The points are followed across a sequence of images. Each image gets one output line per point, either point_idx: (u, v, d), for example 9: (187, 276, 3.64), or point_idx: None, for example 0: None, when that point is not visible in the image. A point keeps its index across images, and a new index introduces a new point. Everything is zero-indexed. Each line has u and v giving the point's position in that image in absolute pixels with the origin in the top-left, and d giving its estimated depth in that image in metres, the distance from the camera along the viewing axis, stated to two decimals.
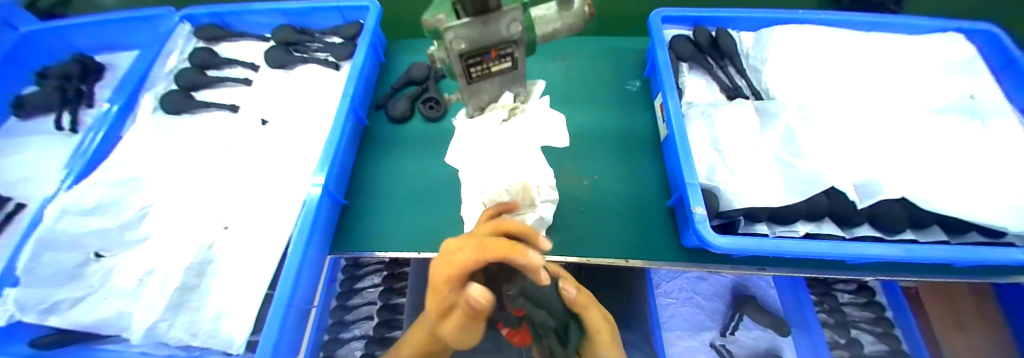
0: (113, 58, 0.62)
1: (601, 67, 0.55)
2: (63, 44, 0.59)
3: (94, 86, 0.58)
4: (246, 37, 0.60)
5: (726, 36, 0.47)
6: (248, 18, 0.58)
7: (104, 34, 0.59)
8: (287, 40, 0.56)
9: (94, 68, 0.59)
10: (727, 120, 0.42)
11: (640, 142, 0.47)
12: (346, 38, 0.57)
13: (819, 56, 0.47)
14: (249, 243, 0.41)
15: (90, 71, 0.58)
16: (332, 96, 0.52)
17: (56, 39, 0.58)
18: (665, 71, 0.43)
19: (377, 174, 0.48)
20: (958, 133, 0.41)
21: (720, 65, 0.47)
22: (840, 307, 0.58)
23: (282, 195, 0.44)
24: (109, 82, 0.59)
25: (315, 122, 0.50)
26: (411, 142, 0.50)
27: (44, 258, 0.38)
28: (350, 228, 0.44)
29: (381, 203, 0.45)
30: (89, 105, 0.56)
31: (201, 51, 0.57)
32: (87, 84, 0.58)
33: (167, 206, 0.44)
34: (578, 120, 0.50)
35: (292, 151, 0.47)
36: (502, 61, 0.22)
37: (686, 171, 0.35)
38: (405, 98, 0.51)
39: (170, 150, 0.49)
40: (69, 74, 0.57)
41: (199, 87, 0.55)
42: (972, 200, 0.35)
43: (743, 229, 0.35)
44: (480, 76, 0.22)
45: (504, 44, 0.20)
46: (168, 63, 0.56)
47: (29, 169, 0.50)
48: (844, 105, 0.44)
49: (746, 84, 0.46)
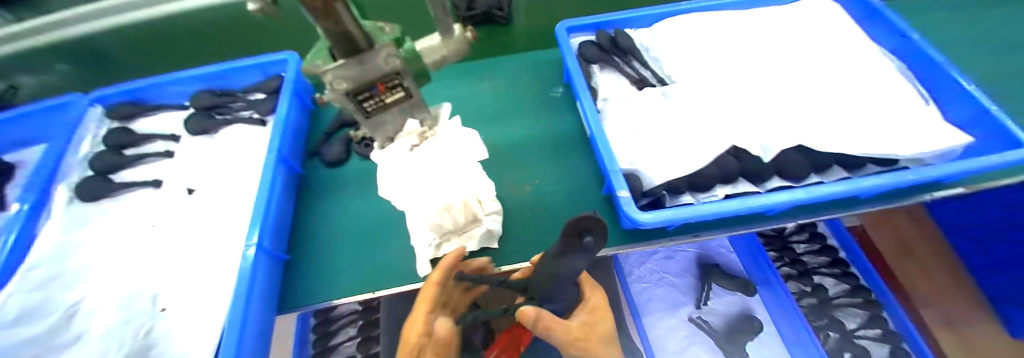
0: (18, 156, 0.57)
1: (527, 80, 0.59)
2: None
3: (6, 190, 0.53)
4: (164, 109, 0.56)
5: (624, 36, 0.52)
6: (162, 89, 0.54)
7: (0, 133, 0.53)
8: (207, 105, 0.53)
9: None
10: (639, 107, 0.46)
11: (572, 143, 0.50)
12: (269, 91, 0.54)
13: (708, 36, 0.53)
14: (186, 319, 0.37)
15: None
16: (258, 150, 0.49)
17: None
18: (574, 75, 0.47)
19: (322, 220, 0.47)
20: (826, 85, 0.48)
21: (626, 61, 0.52)
22: (798, 258, 0.73)
23: (214, 263, 0.41)
24: (21, 181, 0.54)
25: (246, 179, 0.47)
26: (355, 182, 0.50)
27: None
28: (305, 277, 0.42)
29: (331, 249, 0.44)
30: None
31: (111, 133, 0.52)
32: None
33: (88, 302, 0.40)
34: (516, 123, 0.53)
35: (226, 215, 0.44)
36: (393, 92, 0.23)
37: (608, 161, 0.39)
38: (340, 141, 0.52)
39: (88, 242, 0.45)
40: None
41: (115, 168, 0.50)
42: (837, 136, 0.41)
43: (671, 202, 0.38)
44: (377, 109, 0.23)
45: (388, 78, 0.22)
46: (81, 150, 0.52)
47: None
48: (733, 77, 0.50)
49: (651, 74, 0.51)
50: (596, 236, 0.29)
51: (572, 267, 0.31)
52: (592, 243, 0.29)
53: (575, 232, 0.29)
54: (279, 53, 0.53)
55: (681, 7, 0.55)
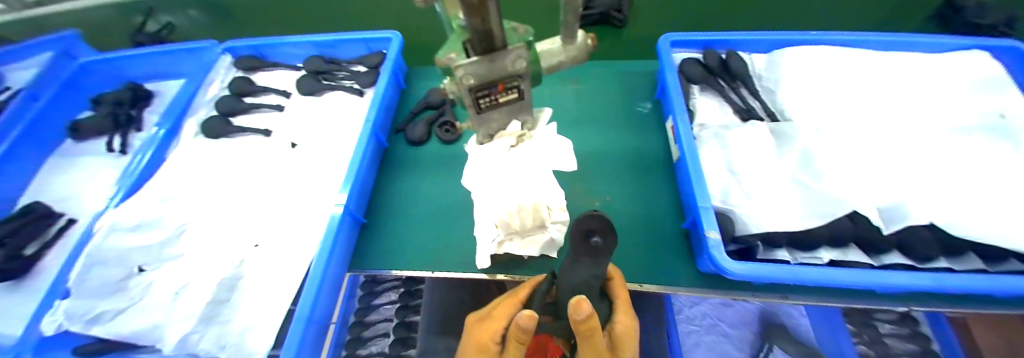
0: (156, 85, 0.68)
1: (613, 89, 0.56)
2: (119, 74, 0.66)
3: (144, 112, 0.64)
4: (281, 67, 0.62)
5: (737, 58, 0.47)
6: (283, 50, 0.61)
7: (148, 64, 0.65)
8: (317, 69, 0.58)
9: (142, 95, 0.64)
10: (740, 143, 0.42)
11: (653, 164, 0.47)
12: (371, 66, 0.58)
13: (839, 72, 0.46)
14: (277, 259, 0.42)
15: (140, 98, 0.64)
16: (354, 118, 0.53)
17: (107, 69, 0.65)
18: (674, 95, 0.43)
19: (397, 194, 0.50)
20: (992, 154, 0.39)
21: (732, 86, 0.47)
22: (881, 339, 0.58)
23: (304, 214, 0.45)
24: (156, 107, 0.65)
25: (340, 143, 0.51)
26: (430, 164, 0.52)
27: (93, 272, 0.41)
28: (375, 244, 0.45)
29: (400, 223, 0.46)
30: (137, 129, 0.61)
31: (238, 81, 0.59)
32: (137, 110, 0.63)
33: (202, 225, 0.47)
34: (595, 133, 0.51)
35: (319, 173, 0.49)
36: (508, 93, 0.23)
37: (698, 194, 0.35)
38: (423, 122, 0.54)
39: (210, 173, 0.52)
40: (121, 100, 0.63)
41: (236, 113, 0.57)
42: (998, 220, 0.34)
43: (762, 255, 0.34)
44: (488, 107, 0.23)
45: (509, 77, 0.21)
46: (210, 91, 0.59)
47: (90, 189, 0.55)
48: (862, 125, 0.43)
49: (760, 105, 0.46)
50: (607, 236, 0.22)
51: (586, 278, 0.26)
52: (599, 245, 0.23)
53: (580, 233, 0.22)
54: (384, 31, 0.57)
55: (813, 37, 0.48)
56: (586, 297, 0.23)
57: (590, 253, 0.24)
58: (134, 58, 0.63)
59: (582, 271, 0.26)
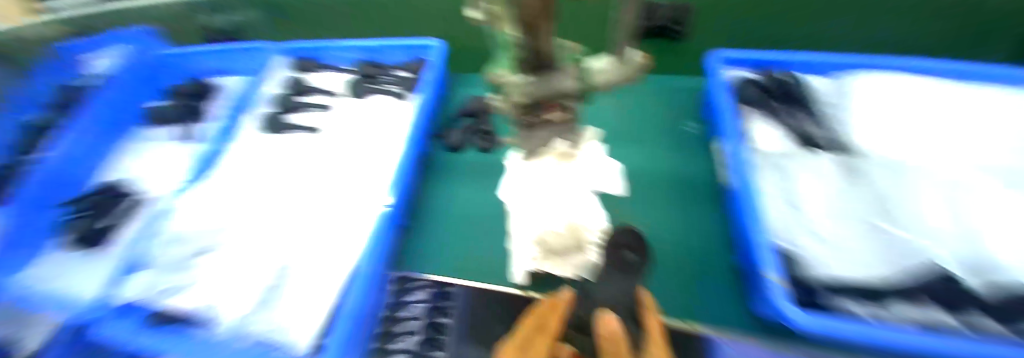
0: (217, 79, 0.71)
1: (661, 108, 0.54)
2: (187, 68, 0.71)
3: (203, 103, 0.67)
4: (329, 67, 0.64)
5: (797, 84, 0.44)
6: (334, 53, 0.64)
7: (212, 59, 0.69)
8: (364, 74, 0.61)
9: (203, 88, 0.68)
10: (804, 174, 0.38)
11: (702, 190, 0.44)
12: (414, 72, 0.59)
13: (926, 101, 0.41)
14: (314, 255, 0.43)
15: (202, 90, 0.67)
16: (396, 123, 0.55)
17: (180, 63, 0.71)
18: (726, 116, 0.41)
19: (431, 199, 0.50)
20: None
21: (792, 112, 0.44)
22: None
23: (344, 213, 0.47)
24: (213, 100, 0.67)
25: (383, 147, 0.53)
26: (465, 171, 0.52)
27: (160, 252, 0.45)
28: (409, 246, 0.46)
29: (432, 229, 0.47)
30: (197, 119, 0.65)
31: (291, 80, 0.63)
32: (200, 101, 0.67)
33: (249, 214, 0.50)
34: (640, 151, 0.49)
35: (360, 174, 0.50)
36: (557, 111, 0.21)
37: (755, 227, 0.32)
38: (462, 129, 0.55)
39: (259, 165, 0.55)
40: (188, 91, 0.67)
41: (287, 110, 0.61)
42: None
43: (834, 304, 0.28)
44: (535, 125, 0.22)
45: (560, 96, 0.20)
46: (266, 88, 0.63)
47: (149, 171, 0.59)
48: (958, 161, 0.37)
49: (824, 133, 0.42)
50: (640, 252, 0.34)
51: (618, 295, 0.31)
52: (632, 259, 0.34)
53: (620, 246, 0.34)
54: (427, 39, 0.59)
55: (885, 62, 0.44)
56: (615, 319, 0.27)
57: (623, 267, 0.33)
58: (207, 54, 0.69)
59: (614, 287, 0.32)
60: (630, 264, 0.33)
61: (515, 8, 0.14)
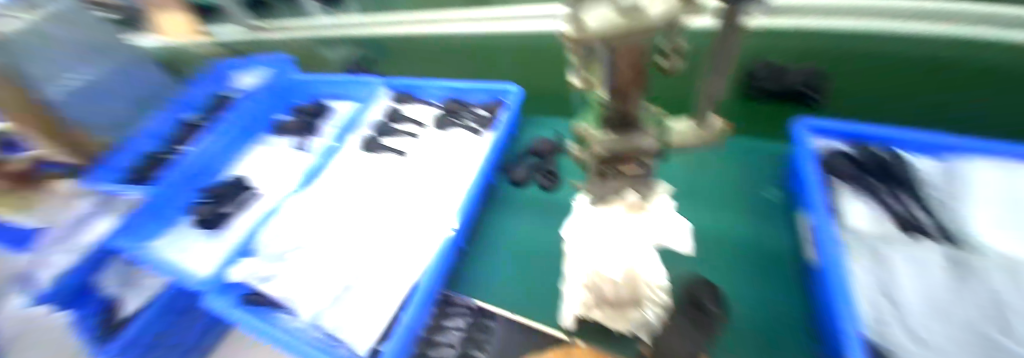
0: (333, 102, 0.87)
1: (732, 169, 0.53)
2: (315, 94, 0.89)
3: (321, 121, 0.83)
4: (422, 103, 0.76)
5: (899, 159, 0.41)
6: (428, 91, 0.75)
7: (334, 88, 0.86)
8: (449, 109, 0.70)
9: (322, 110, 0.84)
10: (901, 263, 0.35)
11: (773, 261, 0.42)
12: (492, 112, 0.67)
13: None
14: (393, 262, 0.50)
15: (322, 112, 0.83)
16: (472, 156, 0.62)
17: (306, 87, 0.89)
18: (813, 189, 0.39)
19: (492, 229, 0.54)
20: None
21: (890, 190, 0.41)
22: None
23: (419, 231, 0.53)
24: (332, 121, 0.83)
25: (458, 176, 0.59)
26: (525, 206, 0.56)
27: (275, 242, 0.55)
28: (469, 269, 0.50)
29: (492, 257, 0.51)
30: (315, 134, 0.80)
31: (392, 110, 0.75)
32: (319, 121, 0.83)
33: (342, 220, 0.59)
34: (708, 210, 0.49)
35: (438, 197, 0.57)
36: (634, 167, 0.24)
37: (839, 313, 0.30)
38: (527, 167, 0.59)
39: (355, 178, 0.65)
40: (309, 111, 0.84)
41: (384, 134, 0.72)
42: None
43: None
44: (613, 176, 0.25)
45: (639, 156, 0.23)
46: (371, 116, 0.76)
47: (278, 174, 0.75)
48: None
49: (929, 219, 0.38)
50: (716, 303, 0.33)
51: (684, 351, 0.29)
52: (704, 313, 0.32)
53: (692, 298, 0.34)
54: (508, 84, 0.67)
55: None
56: None
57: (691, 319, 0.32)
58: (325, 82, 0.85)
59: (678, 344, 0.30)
60: (703, 324, 0.32)
61: (614, 69, 0.18)
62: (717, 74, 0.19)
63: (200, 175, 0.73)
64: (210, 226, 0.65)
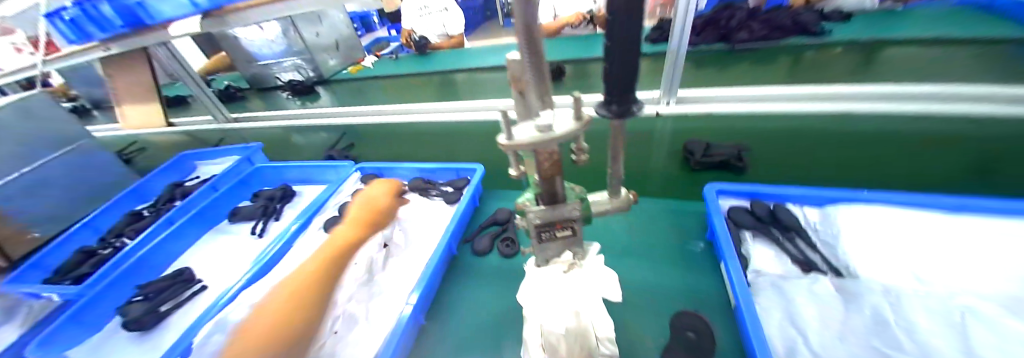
0: (300, 187, 0.89)
1: (666, 226, 0.61)
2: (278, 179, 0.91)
3: (284, 206, 0.83)
4: (390, 182, 0.80)
5: (784, 210, 0.51)
6: (396, 171, 0.80)
7: (302, 173, 0.89)
8: (415, 187, 0.75)
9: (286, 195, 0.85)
10: (804, 297, 0.41)
11: (710, 308, 0.47)
12: (457, 188, 0.72)
13: (910, 231, 0.45)
14: (349, 346, 0.48)
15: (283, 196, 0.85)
16: (435, 230, 0.65)
17: (273, 174, 0.91)
18: (723, 238, 0.47)
19: (455, 301, 0.55)
20: None
21: (788, 236, 0.49)
22: None
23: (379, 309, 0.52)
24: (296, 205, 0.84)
25: (421, 250, 0.61)
26: (487, 274, 0.58)
27: (212, 339, 0.51)
28: (429, 346, 0.49)
29: (454, 330, 0.50)
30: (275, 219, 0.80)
31: (359, 190, 0.78)
32: (281, 205, 0.83)
33: None
34: (649, 265, 0.55)
35: (400, 271, 0.58)
36: (564, 230, 0.30)
37: (758, 346, 0.35)
38: (488, 236, 0.63)
39: None
40: (274, 196, 0.84)
41: (349, 214, 0.74)
42: None
43: None
44: (548, 238, 0.30)
45: (566, 222, 0.29)
46: (337, 197, 0.78)
47: (230, 262, 0.72)
48: (955, 289, 0.39)
49: (820, 258, 0.46)
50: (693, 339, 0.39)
51: None
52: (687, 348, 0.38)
53: None
54: (473, 164, 0.74)
55: (865, 196, 0.50)
56: None
57: None
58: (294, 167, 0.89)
59: None
60: None
61: (538, 161, 0.25)
62: (614, 153, 0.27)
63: (139, 267, 0.67)
64: (139, 329, 0.58)
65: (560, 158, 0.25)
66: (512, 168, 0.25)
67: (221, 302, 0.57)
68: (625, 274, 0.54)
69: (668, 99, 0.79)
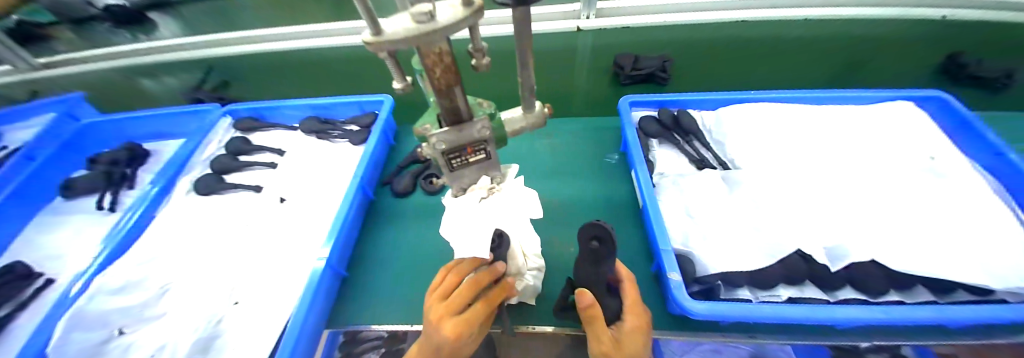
0: (155, 145, 0.70)
1: (585, 143, 0.62)
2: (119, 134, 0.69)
3: (138, 170, 0.65)
4: (278, 127, 0.66)
5: (686, 116, 0.53)
6: (281, 112, 0.66)
7: (149, 125, 0.68)
8: (310, 129, 0.63)
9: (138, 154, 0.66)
10: (697, 189, 0.46)
11: (623, 212, 0.51)
12: (363, 125, 0.63)
13: (779, 125, 0.52)
14: (256, 317, 0.42)
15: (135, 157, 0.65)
16: (344, 174, 0.57)
17: (110, 129, 0.68)
18: (634, 146, 0.49)
19: (380, 246, 0.51)
20: (917, 186, 0.45)
21: (686, 140, 0.53)
22: None
23: (289, 269, 0.46)
24: (151, 166, 0.66)
25: (330, 198, 0.54)
26: (413, 213, 0.55)
27: (73, 337, 0.40)
28: (356, 294, 0.46)
29: (383, 275, 0.48)
30: (130, 186, 0.62)
31: (236, 140, 0.63)
32: (132, 169, 0.64)
33: (183, 283, 0.47)
34: (571, 181, 0.57)
35: (308, 225, 0.51)
36: (476, 154, 0.26)
37: (660, 238, 0.38)
38: (410, 175, 0.57)
39: (194, 229, 0.53)
40: (118, 159, 0.64)
41: (229, 170, 0.61)
42: (925, 255, 0.38)
43: (726, 295, 0.37)
44: (460, 165, 0.27)
45: (477, 143, 0.25)
46: (207, 151, 0.63)
47: (69, 246, 0.55)
48: (803, 170, 0.47)
49: (712, 155, 0.51)
50: (604, 241, 0.27)
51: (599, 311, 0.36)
52: (596, 248, 0.28)
53: (585, 237, 0.28)
54: (378, 95, 0.64)
55: (753, 95, 0.55)
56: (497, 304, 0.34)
57: (592, 258, 0.30)
58: (139, 120, 0.67)
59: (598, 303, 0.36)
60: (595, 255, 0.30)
61: (426, 69, 0.20)
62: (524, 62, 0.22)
63: None
64: None
65: (453, 60, 0.20)
66: (396, 81, 0.20)
67: (71, 298, 0.43)
68: (550, 193, 0.56)
69: (588, 12, 0.64)
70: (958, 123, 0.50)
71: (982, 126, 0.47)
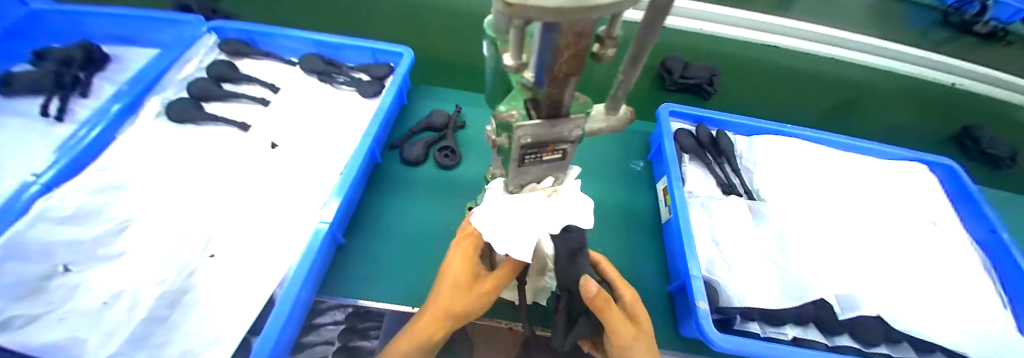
0: (118, 50, 0.59)
1: (610, 143, 0.59)
2: (76, 30, 0.57)
3: (92, 76, 0.55)
4: (272, 57, 0.58)
5: (725, 138, 0.52)
6: (278, 41, 0.56)
7: (112, 24, 0.57)
8: (313, 69, 0.56)
9: (97, 57, 0.56)
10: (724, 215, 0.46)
11: (641, 222, 0.50)
12: (377, 77, 0.56)
13: (807, 164, 0.52)
14: (238, 276, 0.38)
15: (92, 60, 0.55)
16: (350, 129, 0.51)
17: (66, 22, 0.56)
18: (671, 158, 0.47)
19: (384, 217, 0.47)
20: (920, 247, 0.47)
21: (717, 161, 0.52)
22: None
23: (280, 227, 0.41)
24: (110, 74, 0.56)
25: (332, 154, 0.48)
26: (422, 186, 0.50)
27: (6, 267, 0.34)
28: (354, 266, 0.42)
29: (385, 249, 0.44)
30: (83, 94, 0.52)
31: (220, 63, 0.54)
32: (85, 73, 0.54)
33: (146, 221, 0.41)
34: (593, 182, 0.54)
35: (304, 180, 0.45)
36: (554, 153, 0.23)
37: (691, 262, 0.37)
38: (422, 143, 0.52)
39: (164, 160, 0.46)
40: (71, 59, 0.54)
41: (210, 98, 0.52)
42: (924, 318, 0.40)
43: (738, 326, 0.37)
44: (531, 162, 0.23)
45: (561, 142, 0.22)
46: (185, 71, 0.54)
47: None
48: (823, 215, 0.48)
49: (740, 181, 0.51)
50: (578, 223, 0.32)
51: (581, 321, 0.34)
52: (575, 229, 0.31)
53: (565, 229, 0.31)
54: (397, 46, 0.56)
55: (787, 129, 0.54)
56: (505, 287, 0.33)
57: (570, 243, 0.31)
58: (102, 16, 0.55)
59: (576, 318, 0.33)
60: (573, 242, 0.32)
61: (552, 49, 0.14)
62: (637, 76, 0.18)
63: None
64: None
65: (589, 48, 0.15)
66: (512, 54, 0.12)
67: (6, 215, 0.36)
68: None
69: None
70: (963, 192, 0.53)
71: (982, 200, 0.50)
